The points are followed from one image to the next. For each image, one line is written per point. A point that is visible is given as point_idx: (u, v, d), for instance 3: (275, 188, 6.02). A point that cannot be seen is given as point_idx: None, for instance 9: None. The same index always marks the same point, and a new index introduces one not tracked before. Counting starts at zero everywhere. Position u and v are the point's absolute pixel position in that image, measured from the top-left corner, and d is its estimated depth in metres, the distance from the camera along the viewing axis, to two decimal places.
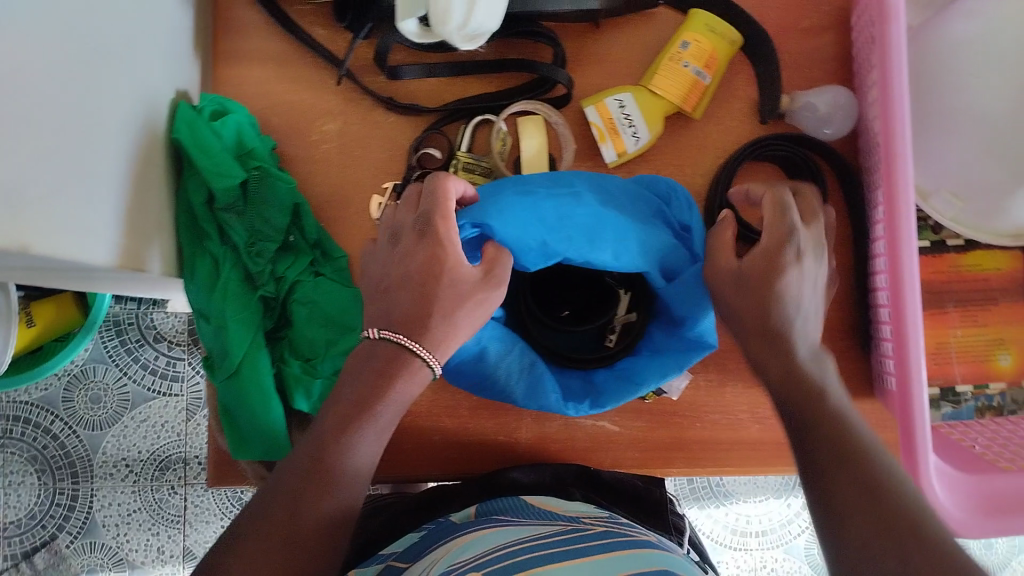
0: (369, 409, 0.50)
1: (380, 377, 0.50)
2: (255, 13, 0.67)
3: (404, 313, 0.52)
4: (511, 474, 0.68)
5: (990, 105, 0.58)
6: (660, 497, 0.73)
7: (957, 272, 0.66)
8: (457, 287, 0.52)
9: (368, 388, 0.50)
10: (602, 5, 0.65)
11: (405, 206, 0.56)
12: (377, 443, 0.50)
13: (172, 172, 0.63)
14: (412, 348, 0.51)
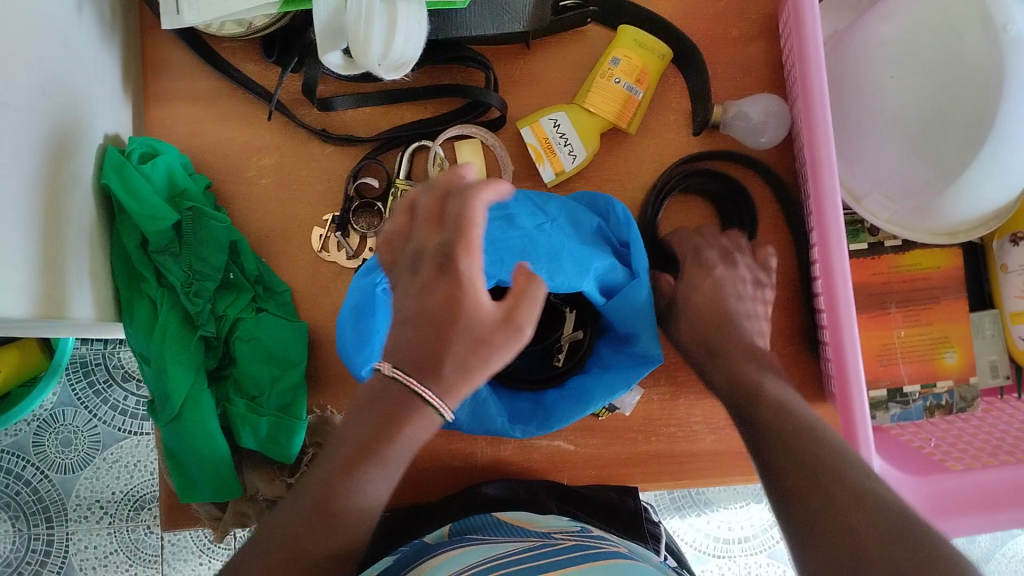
0: (372, 450, 0.44)
1: (387, 420, 0.43)
2: (185, 53, 0.67)
3: (415, 351, 0.43)
4: (482, 490, 0.66)
5: (910, 104, 0.58)
6: (634, 507, 0.67)
7: (896, 274, 0.67)
8: (473, 332, 0.43)
9: (370, 433, 0.44)
10: (528, 27, 0.65)
11: (423, 224, 0.44)
12: (387, 480, 0.45)
13: (104, 218, 0.62)
14: (422, 397, 0.43)
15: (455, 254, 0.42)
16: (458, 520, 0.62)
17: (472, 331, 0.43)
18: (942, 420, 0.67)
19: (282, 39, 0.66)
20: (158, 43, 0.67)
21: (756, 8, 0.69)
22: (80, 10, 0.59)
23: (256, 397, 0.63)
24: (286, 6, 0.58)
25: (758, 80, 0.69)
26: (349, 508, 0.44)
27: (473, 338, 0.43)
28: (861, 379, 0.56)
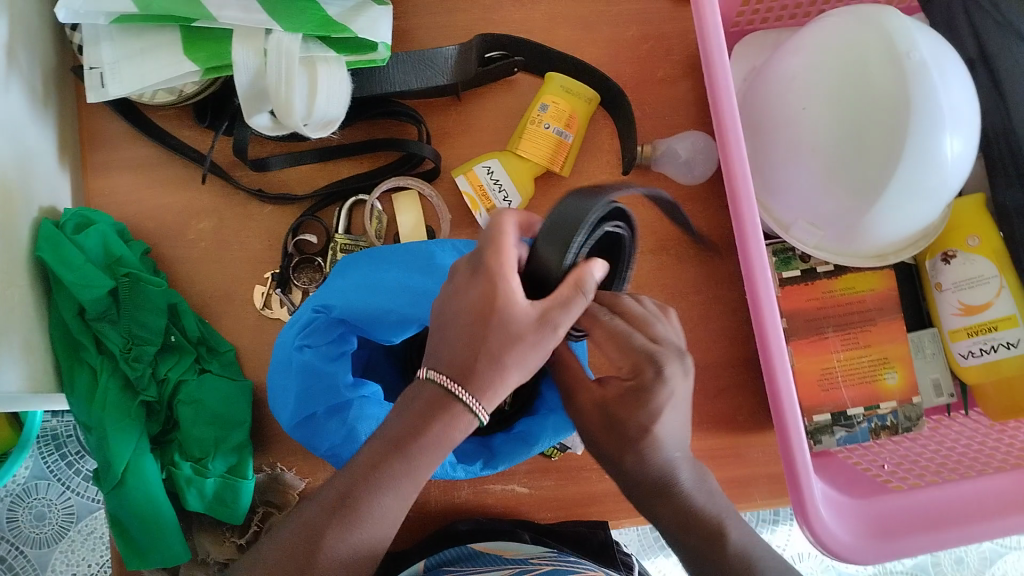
0: (410, 447, 0.43)
1: (417, 419, 0.43)
2: (121, 124, 0.68)
3: (451, 351, 0.44)
4: (458, 526, 0.67)
5: (823, 135, 0.59)
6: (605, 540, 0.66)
7: (831, 298, 0.67)
8: (509, 329, 0.42)
9: (405, 429, 0.43)
10: (450, 79, 0.67)
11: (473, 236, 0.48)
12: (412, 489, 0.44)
13: (41, 290, 0.62)
14: (458, 396, 0.43)
15: (489, 257, 0.44)
16: (431, 555, 0.64)
17: (506, 326, 0.42)
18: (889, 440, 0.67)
19: (213, 105, 0.68)
20: (94, 117, 0.69)
21: (679, 49, 0.72)
22: (8, 90, 0.60)
23: (201, 459, 0.63)
24: (209, 74, 0.59)
25: (685, 118, 0.71)
26: (382, 505, 0.43)
27: (514, 335, 0.42)
28: (795, 408, 0.56)
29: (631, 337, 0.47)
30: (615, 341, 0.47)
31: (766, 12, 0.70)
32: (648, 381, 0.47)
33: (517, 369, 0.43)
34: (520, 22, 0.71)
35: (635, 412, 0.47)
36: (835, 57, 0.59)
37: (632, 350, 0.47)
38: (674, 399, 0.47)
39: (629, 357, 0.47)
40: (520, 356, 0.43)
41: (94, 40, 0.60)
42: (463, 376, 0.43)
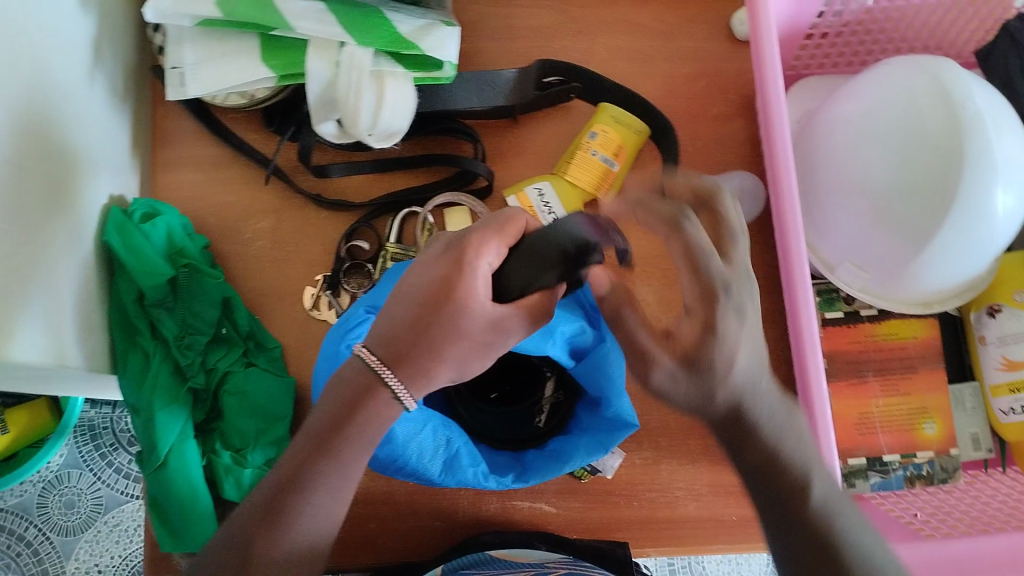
0: (333, 442, 0.50)
1: (344, 409, 0.50)
2: (191, 123, 0.72)
3: (392, 339, 0.50)
4: (482, 538, 0.68)
5: (875, 179, 0.60)
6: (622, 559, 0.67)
7: (873, 342, 0.68)
8: (453, 317, 0.49)
9: (329, 423, 0.50)
10: (511, 100, 0.70)
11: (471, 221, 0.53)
12: (340, 477, 0.50)
13: (104, 273, 0.65)
14: (385, 380, 0.50)
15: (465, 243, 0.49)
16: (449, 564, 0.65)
17: (455, 314, 0.49)
18: (924, 491, 0.67)
19: (283, 109, 0.70)
20: (166, 115, 0.72)
21: (733, 88, 0.73)
22: (91, 83, 0.63)
23: (240, 449, 0.65)
24: (282, 80, 0.62)
25: (736, 156, 0.72)
26: (315, 496, 0.49)
27: (466, 334, 0.49)
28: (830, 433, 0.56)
29: (704, 267, 0.45)
30: (691, 268, 0.46)
31: (823, 58, 0.71)
32: (711, 314, 0.45)
33: (453, 363, 0.50)
34: (580, 52, 0.73)
35: (706, 352, 0.45)
36: (890, 103, 0.60)
37: (700, 276, 0.45)
38: (740, 334, 0.45)
39: (696, 284, 0.46)
40: (463, 351, 0.50)
41: (176, 40, 0.63)
42: (393, 362, 0.50)
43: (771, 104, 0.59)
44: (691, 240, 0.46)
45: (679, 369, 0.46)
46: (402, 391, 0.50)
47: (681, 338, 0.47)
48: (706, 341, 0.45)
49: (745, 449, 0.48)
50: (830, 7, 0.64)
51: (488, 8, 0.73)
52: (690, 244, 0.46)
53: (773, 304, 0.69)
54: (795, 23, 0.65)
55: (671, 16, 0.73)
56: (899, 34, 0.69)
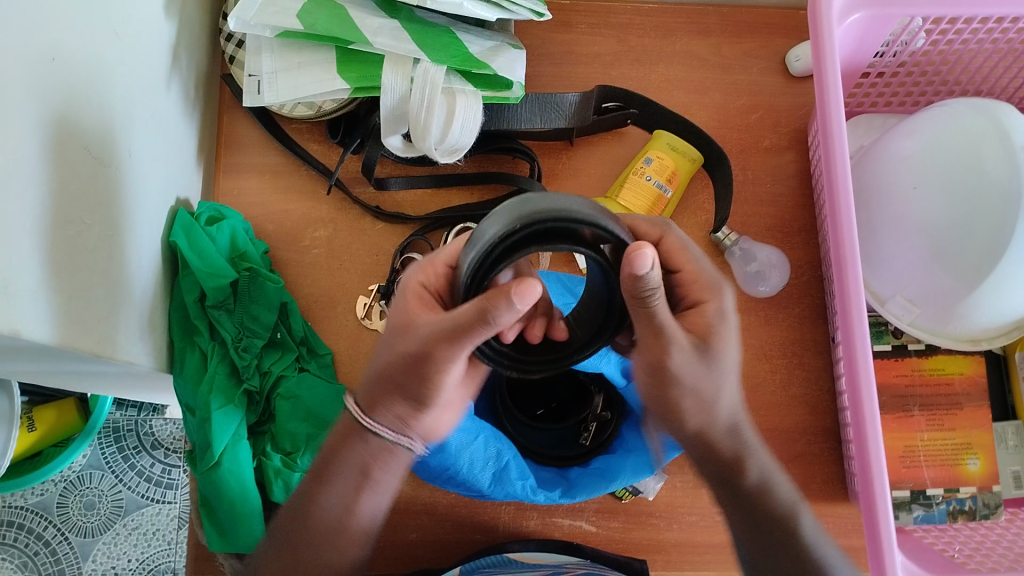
0: (325, 474, 0.51)
1: (333, 446, 0.51)
2: (256, 131, 0.73)
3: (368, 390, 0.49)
4: (508, 547, 0.66)
5: (932, 216, 0.62)
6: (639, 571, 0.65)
7: (920, 376, 0.69)
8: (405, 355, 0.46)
9: (321, 461, 0.51)
10: (572, 123, 0.71)
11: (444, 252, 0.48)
12: (348, 496, 0.51)
13: (167, 273, 0.67)
14: (369, 427, 0.49)
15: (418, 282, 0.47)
16: (465, 562, 0.64)
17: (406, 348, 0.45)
18: (966, 527, 0.67)
19: (347, 123, 0.72)
20: (232, 123, 0.74)
21: (786, 122, 0.74)
22: (168, 88, 0.65)
23: (290, 453, 0.67)
24: (356, 92, 0.64)
25: (788, 187, 0.73)
26: (332, 508, 0.51)
27: (398, 354, 0.46)
28: (881, 449, 0.57)
29: (698, 258, 0.48)
30: (688, 263, 0.47)
31: (877, 96, 0.73)
32: (719, 301, 0.47)
33: (405, 394, 0.47)
34: (637, 79, 0.75)
35: (719, 333, 0.47)
36: (950, 141, 0.62)
37: (702, 268, 0.47)
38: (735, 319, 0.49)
39: (697, 275, 0.47)
40: (402, 381, 0.47)
41: (255, 50, 0.66)
42: (369, 408, 0.48)
43: (835, 151, 0.59)
44: (681, 237, 0.47)
45: (695, 349, 0.47)
46: (375, 425, 0.49)
47: (688, 325, 0.47)
48: (718, 320, 0.47)
49: (747, 474, 0.52)
50: (890, 47, 0.66)
51: (551, 34, 0.75)
52: (685, 244, 0.47)
53: (817, 334, 0.70)
54: (855, 60, 0.67)
55: (728, 49, 0.75)
56: (954, 77, 0.71)
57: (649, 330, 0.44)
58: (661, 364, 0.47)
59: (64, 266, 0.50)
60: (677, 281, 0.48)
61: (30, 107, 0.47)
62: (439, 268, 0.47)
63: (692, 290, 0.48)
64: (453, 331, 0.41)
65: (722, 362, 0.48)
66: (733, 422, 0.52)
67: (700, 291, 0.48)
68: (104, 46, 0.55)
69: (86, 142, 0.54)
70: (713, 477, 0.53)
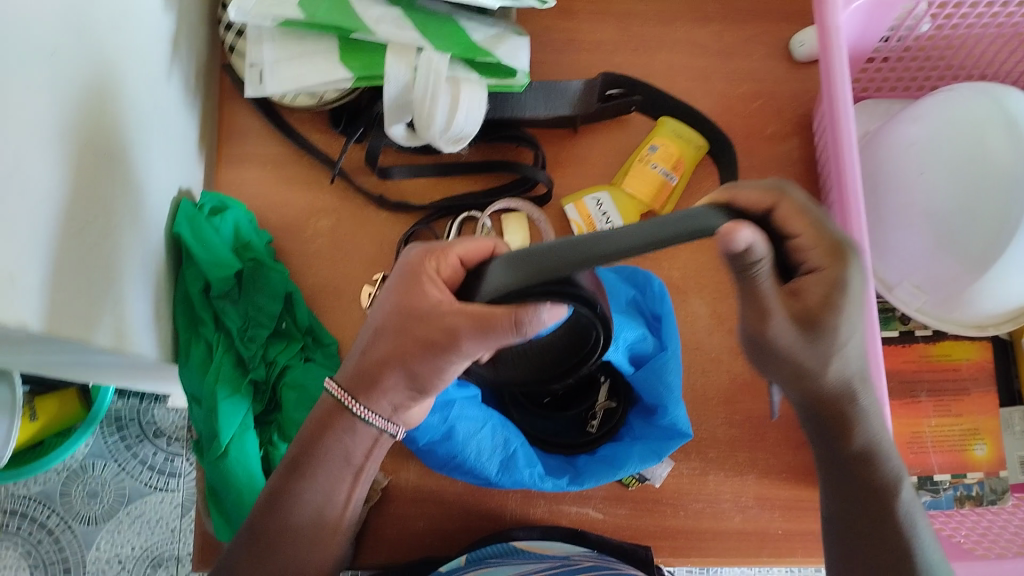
0: (305, 466, 0.52)
1: (315, 431, 0.52)
2: (256, 120, 0.73)
3: (354, 372, 0.51)
4: (514, 534, 0.67)
5: (940, 202, 0.61)
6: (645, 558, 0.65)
7: (927, 361, 0.69)
8: (415, 340, 0.47)
9: (298, 453, 0.52)
10: (574, 111, 0.71)
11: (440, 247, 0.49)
12: (326, 491, 0.53)
13: (172, 263, 0.67)
14: (349, 408, 0.51)
15: (425, 270, 0.48)
16: (471, 550, 0.65)
17: (416, 333, 0.47)
18: (973, 512, 0.67)
19: (349, 112, 0.72)
20: (232, 112, 0.73)
21: (792, 109, 0.74)
22: (168, 80, 0.65)
23: None
24: (360, 83, 0.63)
25: (792, 173, 0.72)
26: (311, 504, 0.52)
27: (413, 342, 0.47)
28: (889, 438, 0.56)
29: (827, 223, 0.42)
30: (812, 228, 0.42)
31: (881, 82, 0.72)
32: (841, 270, 0.43)
33: (406, 377, 0.49)
34: (640, 65, 0.74)
35: (834, 305, 0.44)
36: (959, 125, 0.61)
37: (824, 233, 0.42)
38: (854, 293, 0.44)
39: (819, 241, 0.42)
40: (410, 363, 0.48)
41: (256, 40, 0.65)
42: (354, 389, 0.51)
43: (842, 137, 0.59)
44: (802, 203, 0.42)
45: (804, 322, 0.44)
46: (364, 411, 0.51)
47: (803, 294, 0.44)
48: (835, 291, 0.43)
49: (851, 442, 0.50)
50: (894, 33, 0.65)
51: (553, 22, 0.74)
52: (805, 207, 0.42)
53: None
54: (861, 46, 0.66)
55: (728, 37, 0.74)
56: (960, 60, 0.70)
57: (750, 301, 0.43)
58: (762, 335, 0.45)
59: (69, 261, 0.50)
60: (795, 246, 0.43)
61: (35, 101, 0.46)
62: (450, 262, 0.47)
63: (811, 256, 0.43)
64: (479, 322, 0.43)
65: (837, 333, 0.45)
66: (844, 381, 0.48)
67: (821, 257, 0.43)
68: (105, 39, 0.54)
69: (88, 135, 0.53)
70: (817, 436, 0.52)
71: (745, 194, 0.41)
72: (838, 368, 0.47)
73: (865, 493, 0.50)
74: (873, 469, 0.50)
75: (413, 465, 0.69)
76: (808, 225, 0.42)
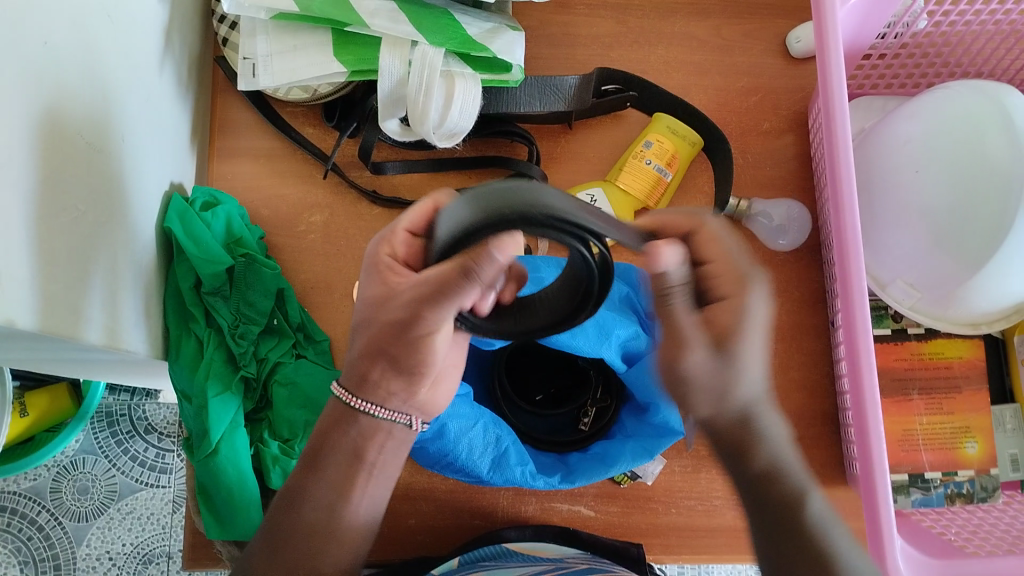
0: (321, 461, 0.53)
1: (332, 427, 0.53)
2: (249, 114, 0.72)
3: (354, 370, 0.52)
4: (505, 533, 0.66)
5: (932, 201, 0.61)
6: (639, 556, 0.64)
7: (919, 360, 0.69)
8: (389, 323, 0.48)
9: (314, 449, 0.53)
10: (569, 107, 0.70)
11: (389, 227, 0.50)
12: (338, 487, 0.53)
13: (162, 260, 0.66)
14: (359, 408, 0.52)
15: (380, 252, 0.49)
16: (466, 552, 0.65)
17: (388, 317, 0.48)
18: (964, 510, 0.67)
19: (343, 106, 0.72)
20: (225, 105, 0.73)
21: (786, 105, 0.74)
22: (161, 72, 0.64)
23: (289, 440, 0.66)
24: (354, 75, 0.64)
25: (786, 170, 0.72)
26: (318, 502, 0.52)
27: (380, 322, 0.49)
28: (881, 436, 0.56)
29: (734, 253, 0.47)
30: (721, 257, 0.47)
31: (877, 78, 0.73)
32: (743, 297, 0.46)
33: (389, 363, 0.50)
34: (635, 61, 0.74)
35: (742, 332, 0.46)
36: (954, 125, 0.61)
37: (731, 263, 0.47)
38: (761, 321, 0.47)
39: (725, 269, 0.47)
40: (391, 347, 0.49)
41: (250, 32, 0.65)
42: (357, 389, 0.52)
43: (838, 135, 0.59)
44: (718, 231, 0.47)
45: (716, 349, 0.46)
46: (374, 407, 0.52)
47: (714, 319, 0.47)
48: (741, 317, 0.46)
49: (757, 458, 0.48)
50: (893, 28, 0.65)
51: (549, 15, 0.74)
52: (720, 236, 0.47)
53: (816, 317, 0.70)
54: (858, 41, 0.66)
55: (727, 31, 0.74)
56: (955, 59, 0.70)
57: (668, 328, 0.49)
58: (682, 359, 0.48)
59: (58, 255, 0.49)
60: (707, 273, 0.47)
61: (24, 95, 0.46)
62: (400, 237, 0.48)
63: (720, 284, 0.47)
64: (434, 286, 0.44)
65: (741, 362, 0.46)
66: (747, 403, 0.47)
67: (727, 284, 0.47)
68: (97, 31, 0.54)
69: (79, 127, 0.52)
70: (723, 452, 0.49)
71: (669, 220, 0.47)
72: (740, 393, 0.47)
73: (778, 512, 0.47)
74: (779, 485, 0.47)
75: (405, 461, 0.68)
76: (716, 251, 0.46)
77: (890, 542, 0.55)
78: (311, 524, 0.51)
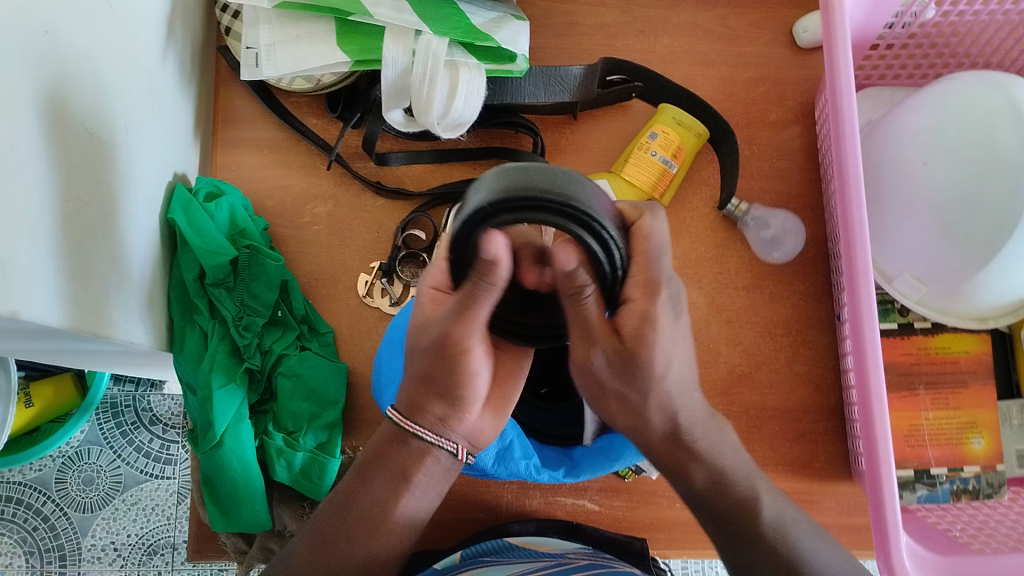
0: (370, 476, 0.51)
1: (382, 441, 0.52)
2: (254, 105, 0.72)
3: (409, 398, 0.50)
4: (510, 527, 0.66)
5: (938, 192, 0.61)
6: (641, 549, 0.64)
7: (926, 355, 0.68)
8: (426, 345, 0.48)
9: (367, 461, 0.52)
10: (574, 97, 0.70)
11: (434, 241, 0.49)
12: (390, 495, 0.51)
13: (166, 250, 0.66)
14: (415, 433, 0.50)
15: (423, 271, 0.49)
16: (468, 546, 0.64)
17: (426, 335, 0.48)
18: (970, 506, 0.66)
19: (346, 97, 0.72)
20: (229, 95, 0.72)
21: (793, 96, 0.73)
22: (164, 61, 0.64)
23: (293, 433, 0.66)
24: (356, 66, 0.63)
25: (793, 163, 0.72)
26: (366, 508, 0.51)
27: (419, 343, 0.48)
28: (887, 429, 0.56)
29: (654, 259, 0.44)
30: (637, 261, 0.44)
31: (884, 69, 0.72)
32: (649, 304, 0.44)
33: (435, 388, 0.49)
34: (641, 52, 0.73)
35: (643, 340, 0.45)
36: (961, 116, 0.60)
37: (649, 267, 0.44)
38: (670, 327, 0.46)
39: (638, 271, 0.44)
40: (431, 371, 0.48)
41: (253, 22, 0.65)
42: (414, 414, 0.50)
43: (845, 126, 0.58)
44: (650, 233, 0.44)
45: (613, 352, 0.46)
46: (434, 436, 0.51)
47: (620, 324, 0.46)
48: (645, 325, 0.45)
49: (693, 474, 0.50)
50: (900, 19, 0.65)
51: (554, 5, 0.74)
52: (654, 237, 0.44)
53: (823, 311, 0.69)
54: (865, 32, 0.66)
55: (734, 22, 0.73)
56: (963, 49, 0.69)
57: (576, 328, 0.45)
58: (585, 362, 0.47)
59: (61, 245, 0.49)
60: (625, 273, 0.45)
61: (25, 85, 0.46)
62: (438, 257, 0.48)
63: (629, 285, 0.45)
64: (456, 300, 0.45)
65: (650, 368, 0.46)
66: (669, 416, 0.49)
67: (635, 287, 0.44)
68: (99, 20, 0.54)
69: (81, 117, 0.52)
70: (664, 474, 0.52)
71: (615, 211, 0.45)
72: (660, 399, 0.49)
73: (732, 521, 0.50)
74: (728, 492, 0.50)
75: None
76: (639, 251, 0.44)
77: (896, 539, 0.55)
78: (358, 518, 0.50)
